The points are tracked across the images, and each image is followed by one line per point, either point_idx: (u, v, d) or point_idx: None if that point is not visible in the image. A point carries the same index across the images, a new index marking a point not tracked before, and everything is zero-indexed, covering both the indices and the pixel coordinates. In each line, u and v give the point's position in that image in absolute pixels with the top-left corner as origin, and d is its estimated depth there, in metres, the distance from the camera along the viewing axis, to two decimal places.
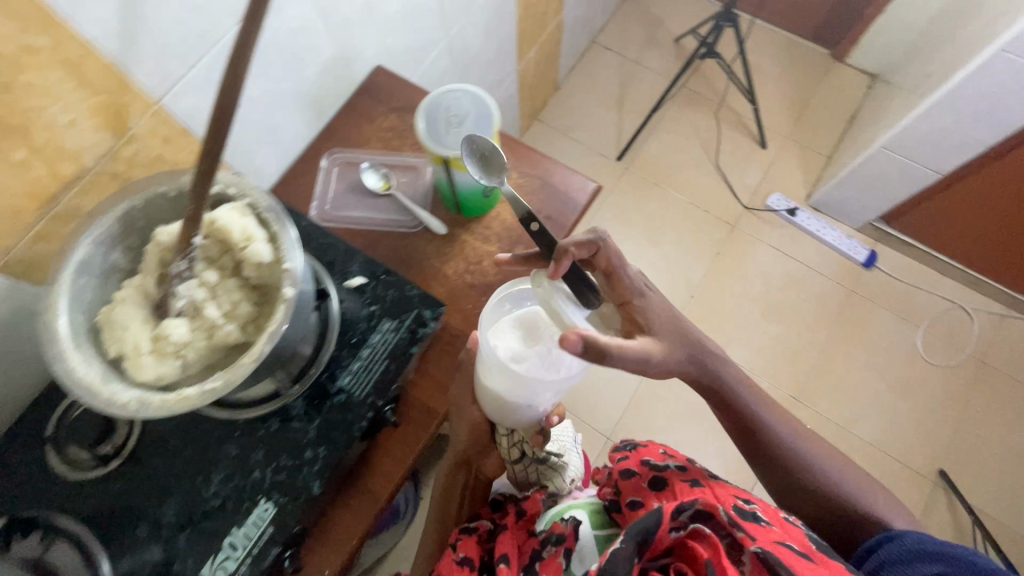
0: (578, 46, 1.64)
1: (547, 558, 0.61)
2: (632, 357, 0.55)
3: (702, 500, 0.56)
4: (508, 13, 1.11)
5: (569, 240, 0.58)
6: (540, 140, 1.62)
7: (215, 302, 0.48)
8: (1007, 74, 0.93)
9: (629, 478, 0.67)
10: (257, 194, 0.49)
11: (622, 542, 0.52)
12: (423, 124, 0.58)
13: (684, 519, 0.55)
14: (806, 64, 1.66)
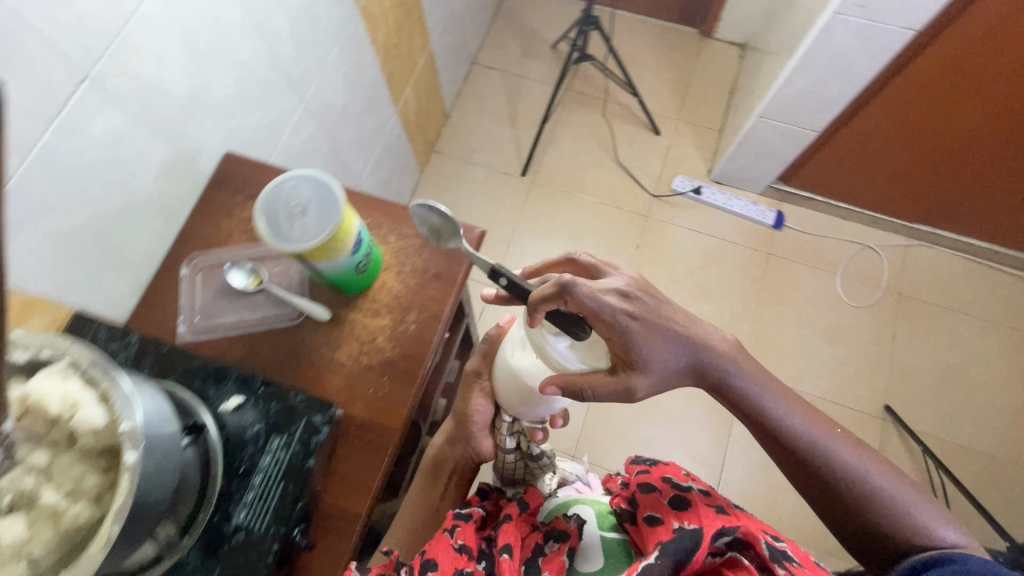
0: (458, 71, 1.63)
1: (551, 555, 0.71)
2: (612, 390, 0.64)
3: (744, 530, 0.60)
4: (368, 62, 1.07)
5: (535, 296, 0.61)
6: (442, 172, 1.59)
7: (51, 486, 0.41)
8: (847, 34, 0.97)
9: (651, 494, 0.73)
10: (77, 351, 0.43)
11: (657, 558, 0.58)
12: (266, 222, 0.53)
13: (722, 547, 0.61)
14: (679, 46, 1.72)
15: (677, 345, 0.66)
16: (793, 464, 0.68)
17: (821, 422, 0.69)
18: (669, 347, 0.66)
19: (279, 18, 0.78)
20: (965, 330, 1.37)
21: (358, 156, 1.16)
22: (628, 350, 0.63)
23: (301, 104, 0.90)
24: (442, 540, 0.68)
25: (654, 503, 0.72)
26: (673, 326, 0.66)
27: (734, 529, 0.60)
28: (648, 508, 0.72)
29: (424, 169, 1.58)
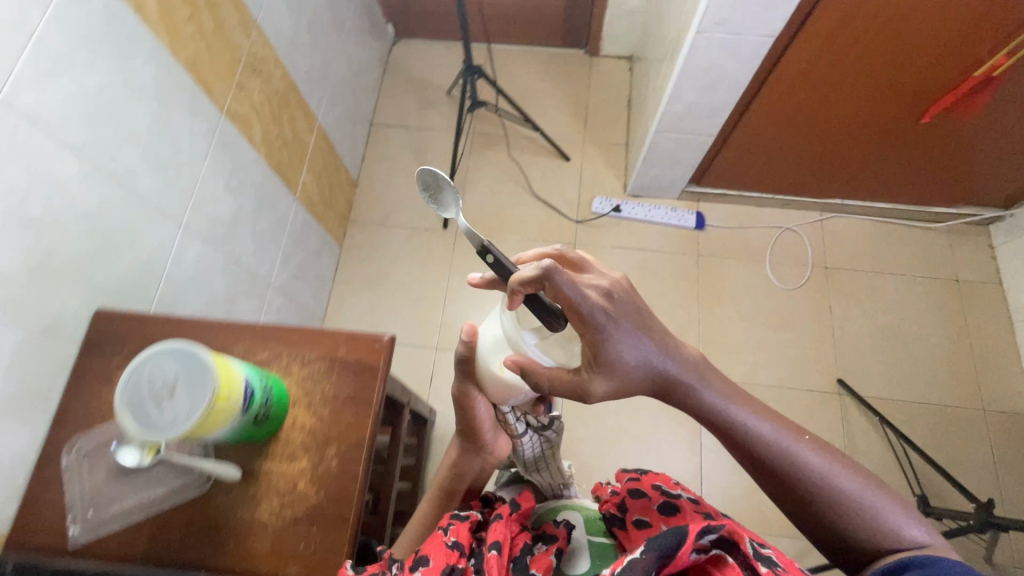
0: (357, 137, 1.58)
1: (539, 556, 0.62)
2: (569, 386, 0.58)
3: (729, 527, 0.54)
4: (250, 161, 1.02)
5: (514, 277, 0.53)
6: (362, 241, 1.54)
7: None
8: (714, 49, 1.00)
9: (640, 502, 0.72)
10: None
11: (640, 553, 0.52)
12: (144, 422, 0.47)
13: (707, 544, 0.54)
14: (569, 70, 1.74)
15: (637, 359, 0.61)
16: (767, 475, 0.64)
17: (795, 429, 0.65)
18: (629, 353, 0.60)
19: (127, 154, 0.72)
20: (891, 289, 1.44)
21: (261, 257, 1.10)
22: (594, 354, 0.59)
23: (178, 230, 0.84)
24: (435, 538, 0.61)
25: (639, 508, 0.71)
26: (644, 334, 0.61)
27: (720, 525, 0.53)
28: (637, 513, 0.71)
29: (342, 243, 1.52)
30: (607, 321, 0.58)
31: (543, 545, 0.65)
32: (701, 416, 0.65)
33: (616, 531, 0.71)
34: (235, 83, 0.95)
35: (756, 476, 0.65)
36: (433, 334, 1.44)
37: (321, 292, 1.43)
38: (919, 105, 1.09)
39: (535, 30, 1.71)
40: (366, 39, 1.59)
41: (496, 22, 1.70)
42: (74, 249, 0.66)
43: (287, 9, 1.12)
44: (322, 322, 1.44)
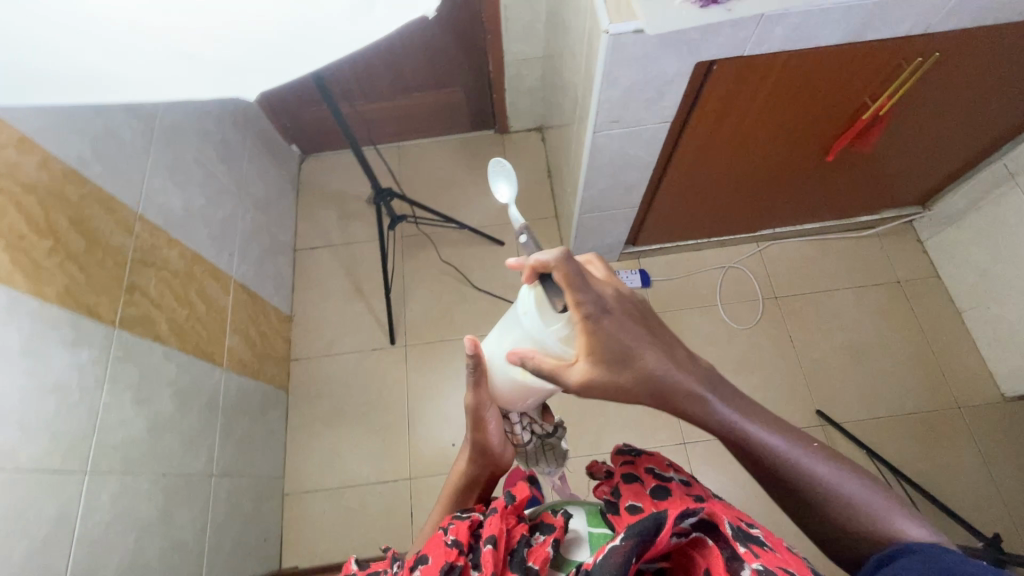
0: (281, 270, 1.50)
1: (536, 547, 0.56)
2: (564, 373, 0.55)
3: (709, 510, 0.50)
4: (160, 360, 0.93)
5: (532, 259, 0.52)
6: (309, 379, 1.44)
7: None
8: (615, 143, 0.99)
9: (634, 486, 0.64)
10: None
11: (622, 540, 0.48)
12: None
13: (686, 528, 0.50)
14: (484, 153, 1.73)
15: (623, 350, 0.54)
16: (771, 485, 0.56)
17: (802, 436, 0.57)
18: (615, 342, 0.54)
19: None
20: (841, 305, 1.45)
21: (194, 454, 1.00)
22: (586, 341, 0.53)
23: (83, 479, 0.74)
24: (436, 536, 0.59)
25: (631, 491, 0.63)
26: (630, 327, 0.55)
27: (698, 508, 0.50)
28: (630, 499, 0.63)
29: (288, 386, 1.42)
30: (606, 310, 0.54)
31: (541, 536, 0.59)
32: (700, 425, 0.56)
33: (610, 518, 0.63)
34: (125, 288, 0.87)
35: (757, 481, 0.57)
36: (404, 463, 1.35)
37: (275, 449, 1.32)
38: (817, 147, 1.10)
39: (441, 122, 1.69)
40: (270, 169, 1.52)
41: (400, 122, 1.67)
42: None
43: (171, 183, 1.05)
44: (283, 479, 1.33)
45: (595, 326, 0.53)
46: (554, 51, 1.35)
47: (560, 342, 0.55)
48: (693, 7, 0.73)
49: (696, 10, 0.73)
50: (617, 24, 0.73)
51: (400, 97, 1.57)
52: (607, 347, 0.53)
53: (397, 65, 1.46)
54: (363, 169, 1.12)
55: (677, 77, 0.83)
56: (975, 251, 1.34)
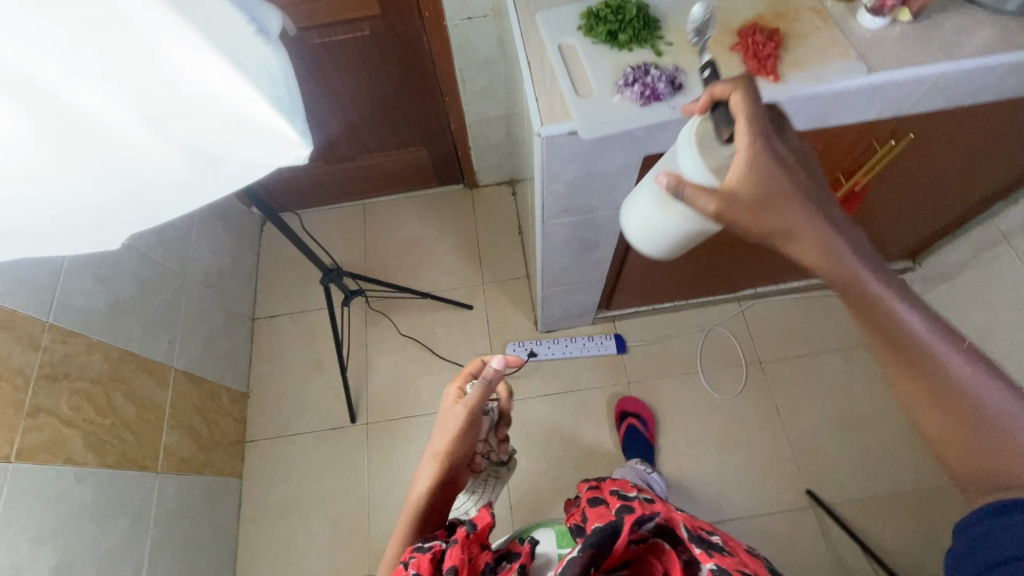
0: (236, 345, 1.42)
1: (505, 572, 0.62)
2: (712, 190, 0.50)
3: (663, 514, 0.58)
4: (72, 484, 0.86)
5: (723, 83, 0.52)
6: (264, 463, 1.35)
7: None
8: (570, 229, 0.91)
9: (598, 507, 0.67)
10: None
11: (578, 551, 0.55)
12: None
13: (644, 531, 0.58)
14: (453, 209, 1.66)
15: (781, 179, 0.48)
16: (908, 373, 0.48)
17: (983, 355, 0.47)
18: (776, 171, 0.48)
19: None
20: (828, 369, 1.36)
21: None
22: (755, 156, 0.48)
23: None
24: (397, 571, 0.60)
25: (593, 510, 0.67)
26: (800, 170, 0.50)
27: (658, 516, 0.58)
28: (595, 521, 0.64)
29: (241, 472, 1.33)
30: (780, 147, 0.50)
31: (510, 563, 0.66)
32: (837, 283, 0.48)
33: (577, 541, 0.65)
34: (25, 413, 0.79)
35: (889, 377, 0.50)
36: (363, 557, 1.25)
37: (224, 547, 1.23)
38: None
39: (407, 181, 1.62)
40: (224, 237, 1.45)
41: (364, 183, 1.60)
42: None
43: (94, 280, 0.98)
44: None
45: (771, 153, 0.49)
46: (514, 113, 1.28)
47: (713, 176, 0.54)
48: (633, 105, 0.66)
49: (636, 109, 0.66)
50: (549, 125, 0.66)
51: (361, 158, 1.50)
52: (780, 181, 0.48)
53: (354, 129, 1.39)
54: (305, 257, 1.05)
55: (624, 171, 0.76)
56: (970, 313, 1.25)
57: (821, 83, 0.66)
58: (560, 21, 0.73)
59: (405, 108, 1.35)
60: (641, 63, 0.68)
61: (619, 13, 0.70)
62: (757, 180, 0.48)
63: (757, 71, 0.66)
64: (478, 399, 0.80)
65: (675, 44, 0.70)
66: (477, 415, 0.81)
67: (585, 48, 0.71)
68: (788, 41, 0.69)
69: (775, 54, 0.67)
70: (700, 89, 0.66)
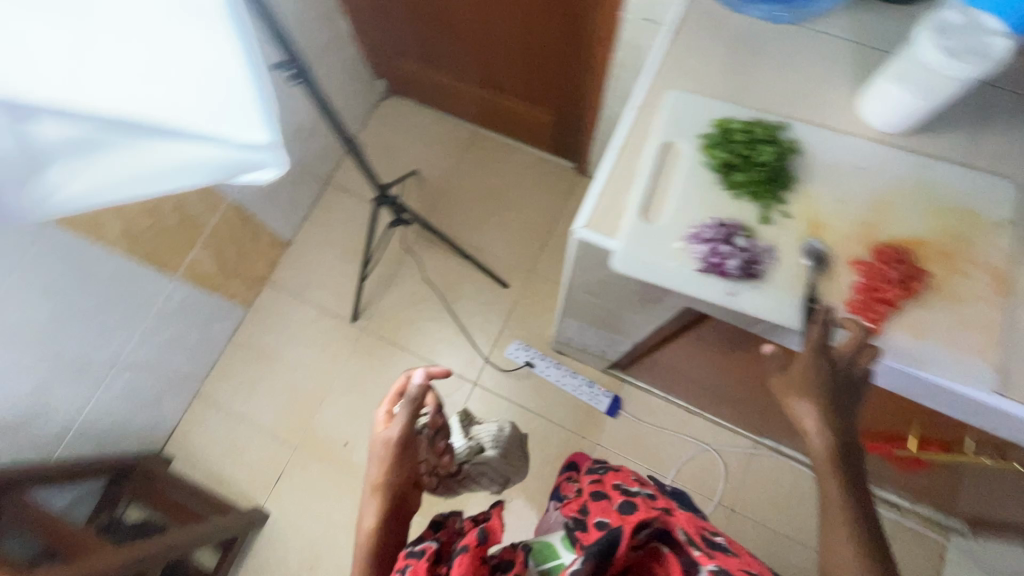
0: (300, 197, 1.50)
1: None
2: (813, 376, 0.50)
3: (662, 519, 0.63)
4: (93, 261, 1.00)
5: (949, 44, 0.50)
6: (270, 308, 1.48)
7: None
8: (591, 307, 0.85)
9: (600, 501, 0.71)
10: None
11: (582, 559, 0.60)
12: None
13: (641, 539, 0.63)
14: (549, 181, 1.55)
15: (827, 437, 0.49)
16: (847, 478, 0.49)
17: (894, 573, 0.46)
18: (825, 414, 0.49)
19: None
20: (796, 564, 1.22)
21: (98, 343, 1.08)
22: (828, 357, 0.50)
23: None
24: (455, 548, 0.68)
25: (604, 510, 0.68)
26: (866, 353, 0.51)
27: (655, 520, 0.63)
28: (597, 515, 0.68)
29: (251, 304, 1.47)
30: (827, 428, 0.49)
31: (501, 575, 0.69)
32: (831, 462, 0.49)
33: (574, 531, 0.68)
34: None
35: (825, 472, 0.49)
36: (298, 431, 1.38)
37: (206, 355, 1.40)
38: None
39: (523, 133, 1.52)
40: (337, 98, 1.46)
41: (482, 114, 1.53)
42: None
43: None
44: (201, 381, 1.42)
45: (823, 397, 0.49)
46: None
47: (939, 63, 0.50)
48: (690, 262, 0.54)
49: (691, 270, 0.54)
50: (590, 230, 0.57)
51: (488, 90, 1.41)
52: (823, 431, 0.49)
53: (491, 63, 1.30)
54: (365, 176, 1.04)
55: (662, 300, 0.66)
56: None
57: (923, 369, 0.50)
58: (689, 115, 0.60)
59: (548, 72, 1.23)
60: (732, 221, 0.55)
61: (751, 149, 0.57)
62: (814, 408, 0.49)
63: (860, 309, 0.52)
64: (407, 421, 0.79)
65: (791, 219, 0.55)
66: (407, 437, 0.81)
67: (692, 163, 0.58)
68: (929, 294, 0.52)
69: (893, 303, 0.52)
70: (777, 290, 0.53)
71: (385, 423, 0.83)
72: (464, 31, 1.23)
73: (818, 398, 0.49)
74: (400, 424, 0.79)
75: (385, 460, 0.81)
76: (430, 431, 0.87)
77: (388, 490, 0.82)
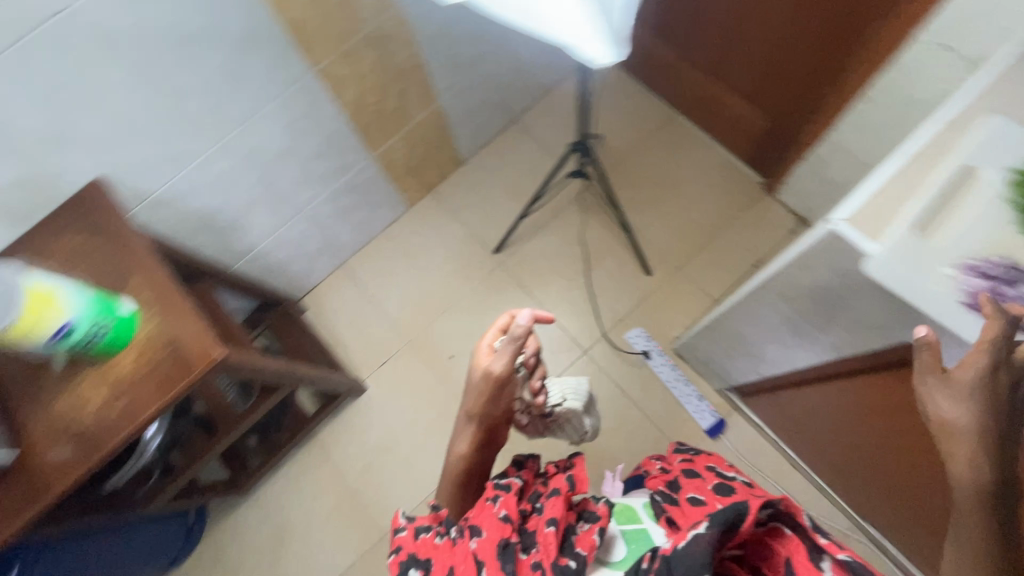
0: (489, 125, 1.56)
1: (582, 533, 0.62)
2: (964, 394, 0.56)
3: (786, 502, 0.56)
4: (327, 115, 1.12)
5: None
6: (427, 214, 1.58)
7: None
8: (773, 311, 0.83)
9: (692, 479, 0.75)
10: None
11: (706, 527, 0.55)
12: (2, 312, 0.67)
13: (762, 516, 0.58)
14: (730, 188, 1.49)
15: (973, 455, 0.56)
16: (997, 503, 0.56)
17: None
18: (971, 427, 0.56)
19: (183, 81, 0.87)
20: None
21: (302, 187, 1.22)
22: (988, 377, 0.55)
23: (213, 148, 0.99)
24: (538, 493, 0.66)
25: (700, 488, 0.71)
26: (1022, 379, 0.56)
27: (777, 499, 0.56)
28: (691, 489, 0.72)
29: (413, 205, 1.58)
30: (977, 445, 0.56)
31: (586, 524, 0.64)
32: (975, 481, 0.57)
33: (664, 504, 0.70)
34: (343, 52, 1.02)
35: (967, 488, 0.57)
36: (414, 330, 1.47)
37: (363, 235, 1.53)
38: None
39: (723, 132, 1.47)
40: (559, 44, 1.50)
41: (689, 102, 1.49)
42: (76, 118, 0.80)
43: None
44: (350, 256, 1.56)
45: (975, 407, 0.56)
46: None
47: None
48: (954, 292, 0.58)
49: (954, 300, 0.58)
50: (850, 225, 0.62)
51: (710, 78, 1.37)
52: (976, 449, 0.56)
53: (729, 51, 1.26)
54: (580, 117, 1.06)
55: (883, 307, 0.64)
56: None
57: None
58: (1004, 142, 0.60)
59: (790, 77, 1.17)
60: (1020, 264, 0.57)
61: None
62: (967, 413, 0.56)
63: None
64: (507, 359, 0.79)
65: None
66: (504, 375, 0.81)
67: (991, 193, 0.59)
68: None
69: None
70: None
71: (487, 355, 0.84)
72: (718, 10, 1.20)
73: (982, 404, 0.55)
74: (497, 361, 0.80)
75: (476, 389, 0.83)
76: (527, 371, 0.87)
77: (478, 420, 0.85)
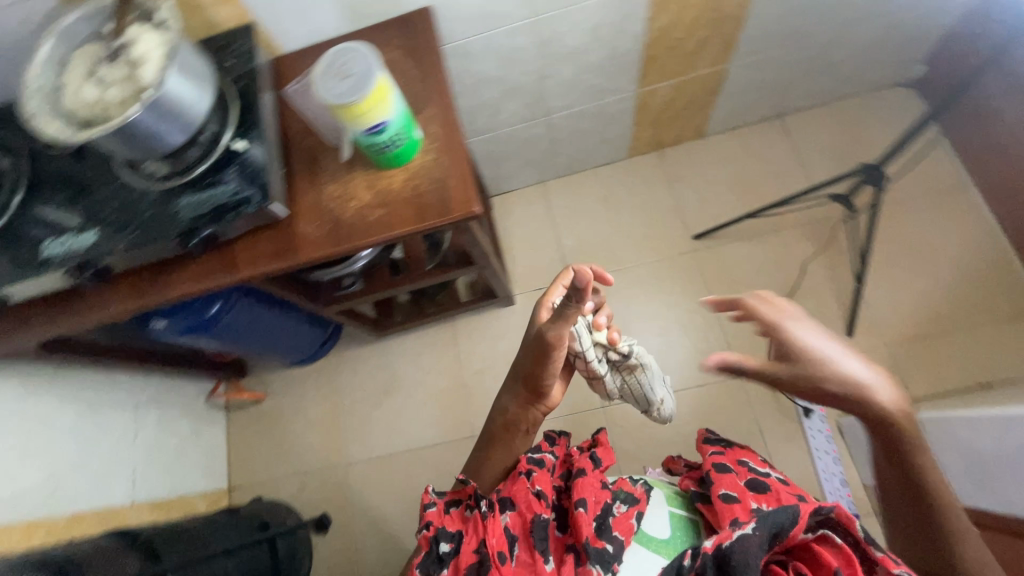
0: (753, 110, 1.43)
1: (619, 516, 0.71)
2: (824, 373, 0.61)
3: (837, 509, 0.63)
4: (630, 33, 1.07)
5: None
6: (643, 171, 1.51)
7: (94, 89, 0.69)
8: None
9: (725, 474, 0.74)
10: (338, 49, 0.70)
11: (756, 529, 0.60)
12: (341, 85, 0.69)
13: (813, 522, 0.63)
14: (992, 292, 1.26)
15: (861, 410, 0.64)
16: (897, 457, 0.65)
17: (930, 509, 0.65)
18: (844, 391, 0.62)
19: None
20: None
21: (565, 93, 1.20)
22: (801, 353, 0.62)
23: (524, 21, 1.00)
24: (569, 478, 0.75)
25: (733, 485, 0.71)
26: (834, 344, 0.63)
27: (830, 507, 0.63)
28: (724, 487, 0.71)
29: (634, 156, 1.52)
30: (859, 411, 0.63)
31: (623, 504, 0.73)
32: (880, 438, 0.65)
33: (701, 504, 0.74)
34: None
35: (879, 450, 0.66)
36: None
37: (576, 164, 1.51)
38: None
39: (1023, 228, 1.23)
40: (879, 55, 1.31)
41: (999, 178, 1.26)
42: None
43: None
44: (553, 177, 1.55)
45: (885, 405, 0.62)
46: None
47: None
48: None
49: None
50: None
51: None
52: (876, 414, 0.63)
53: None
54: None
55: None
56: None
57: None
58: None
59: None
60: None
61: None
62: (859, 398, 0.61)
63: None
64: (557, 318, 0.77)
65: None
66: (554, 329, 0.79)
67: None
68: None
69: None
70: None
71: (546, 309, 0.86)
72: None
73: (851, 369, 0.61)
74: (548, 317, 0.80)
75: (529, 354, 0.83)
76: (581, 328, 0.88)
77: (521, 380, 0.85)
